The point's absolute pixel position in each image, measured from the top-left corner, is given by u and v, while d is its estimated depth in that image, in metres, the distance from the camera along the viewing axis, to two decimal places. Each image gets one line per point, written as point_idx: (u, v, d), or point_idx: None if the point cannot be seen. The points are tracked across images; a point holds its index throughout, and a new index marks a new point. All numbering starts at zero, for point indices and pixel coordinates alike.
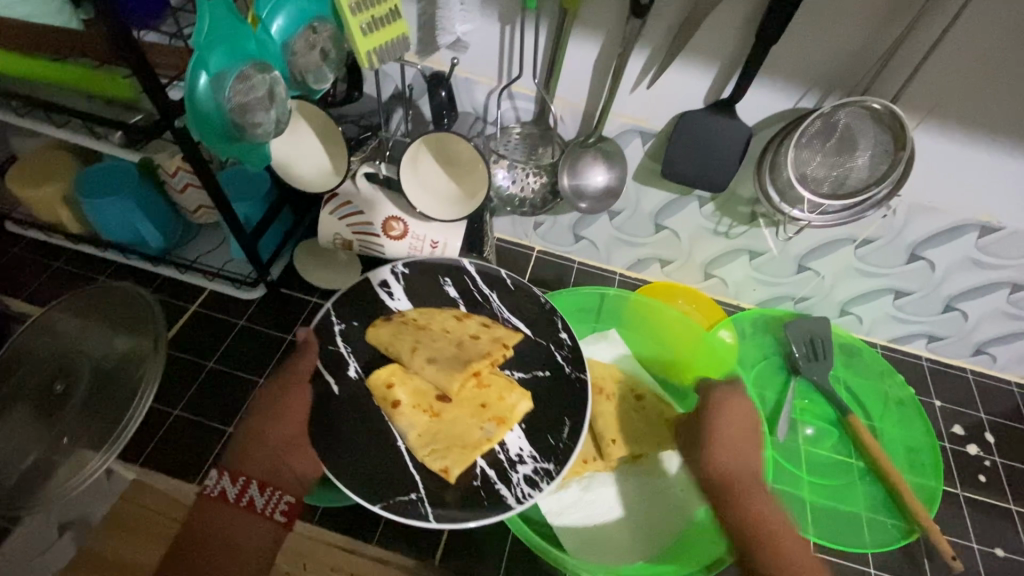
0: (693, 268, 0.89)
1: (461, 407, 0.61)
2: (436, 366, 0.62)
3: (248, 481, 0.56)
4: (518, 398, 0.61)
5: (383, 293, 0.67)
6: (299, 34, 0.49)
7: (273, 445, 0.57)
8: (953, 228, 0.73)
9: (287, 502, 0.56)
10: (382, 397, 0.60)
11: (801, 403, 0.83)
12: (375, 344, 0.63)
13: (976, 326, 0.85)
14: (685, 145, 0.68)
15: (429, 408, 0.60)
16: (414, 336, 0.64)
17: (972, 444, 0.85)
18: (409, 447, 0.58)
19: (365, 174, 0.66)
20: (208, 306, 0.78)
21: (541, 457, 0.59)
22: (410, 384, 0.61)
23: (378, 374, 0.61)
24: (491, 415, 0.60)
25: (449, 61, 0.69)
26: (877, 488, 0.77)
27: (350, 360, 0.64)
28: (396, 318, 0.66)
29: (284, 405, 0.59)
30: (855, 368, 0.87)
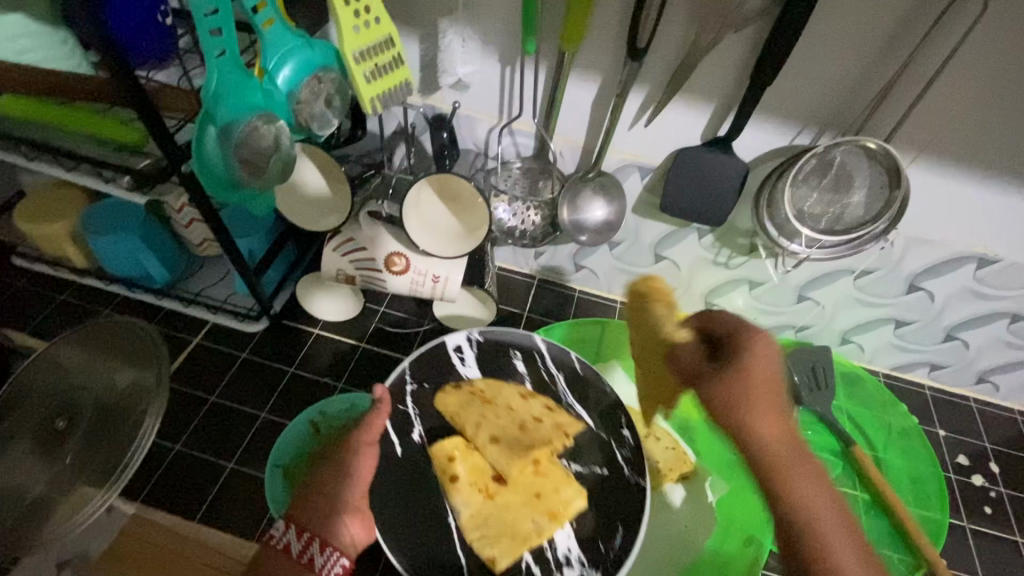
0: (694, 297, 0.89)
1: (517, 492, 0.61)
2: (498, 447, 0.62)
3: (311, 538, 0.49)
4: (574, 494, 0.60)
5: (455, 358, 0.69)
6: (305, 84, 0.51)
7: (339, 502, 0.53)
8: (952, 260, 0.73)
9: (343, 565, 0.49)
10: (441, 471, 0.60)
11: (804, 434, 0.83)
12: (440, 409, 0.65)
13: (977, 355, 0.85)
14: (684, 180, 0.69)
15: (485, 488, 0.61)
16: (481, 411, 0.64)
17: (977, 475, 0.84)
18: (460, 526, 0.59)
19: (368, 212, 0.67)
20: (211, 338, 0.79)
21: (589, 564, 0.58)
22: (470, 460, 0.62)
23: (442, 445, 0.61)
24: (544, 508, 0.59)
25: (451, 101, 0.70)
26: (883, 521, 0.76)
27: (415, 424, 0.64)
28: (465, 387, 0.66)
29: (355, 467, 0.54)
30: (856, 396, 0.87)
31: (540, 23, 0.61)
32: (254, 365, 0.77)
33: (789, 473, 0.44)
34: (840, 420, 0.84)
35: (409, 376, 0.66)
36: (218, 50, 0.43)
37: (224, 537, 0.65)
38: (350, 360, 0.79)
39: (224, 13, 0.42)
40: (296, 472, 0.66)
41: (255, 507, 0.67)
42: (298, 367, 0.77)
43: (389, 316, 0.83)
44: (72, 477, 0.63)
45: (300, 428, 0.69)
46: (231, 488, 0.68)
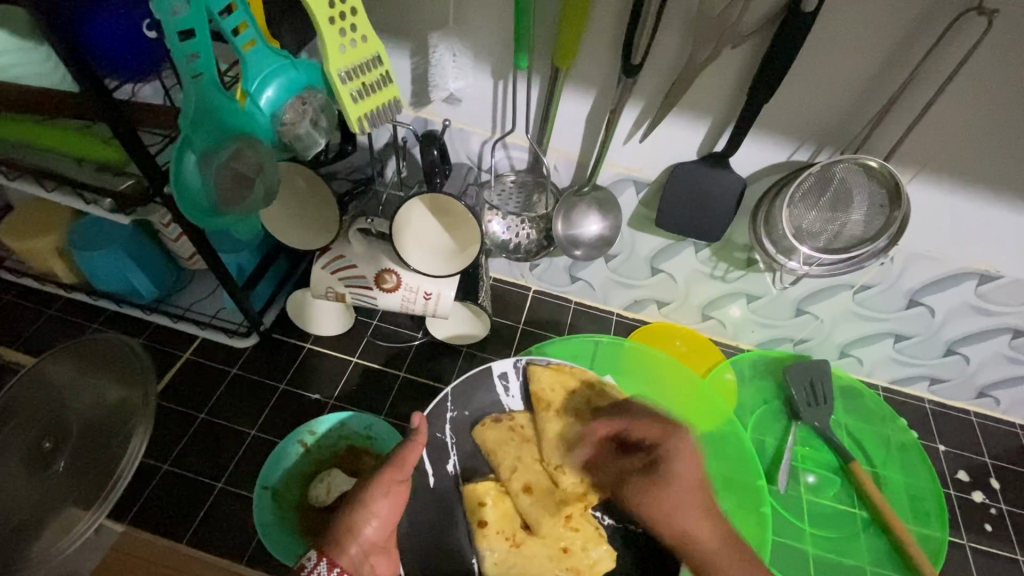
0: (691, 310, 0.88)
1: (544, 543, 0.59)
2: (530, 497, 0.61)
3: (342, 573, 0.50)
4: (603, 554, 0.59)
5: (499, 386, 0.68)
6: (289, 104, 0.49)
7: (365, 542, 0.52)
8: (952, 276, 0.72)
9: None
10: (470, 513, 0.60)
11: (801, 449, 0.82)
12: (477, 441, 0.64)
13: (977, 369, 0.84)
14: (681, 196, 0.68)
15: (511, 535, 0.60)
16: (517, 451, 0.63)
17: (978, 491, 0.83)
18: (484, 572, 0.59)
19: (358, 230, 0.66)
20: (201, 354, 0.78)
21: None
22: (501, 506, 0.61)
23: (474, 487, 0.61)
24: (569, 565, 0.58)
25: (443, 114, 0.69)
26: (881, 540, 0.75)
27: (451, 453, 0.64)
28: (504, 421, 0.65)
29: (384, 504, 0.54)
30: (855, 410, 0.85)
31: (533, 38, 0.60)
32: (245, 383, 0.76)
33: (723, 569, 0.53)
34: (837, 435, 0.83)
35: (450, 402, 0.65)
36: (194, 73, 0.42)
37: (214, 560, 0.64)
38: (341, 378, 0.77)
39: (198, 38, 0.41)
40: (285, 496, 0.66)
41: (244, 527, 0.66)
42: (288, 384, 0.76)
43: (382, 331, 0.82)
44: (58, 500, 0.62)
45: (289, 448, 0.68)
46: (220, 508, 0.67)
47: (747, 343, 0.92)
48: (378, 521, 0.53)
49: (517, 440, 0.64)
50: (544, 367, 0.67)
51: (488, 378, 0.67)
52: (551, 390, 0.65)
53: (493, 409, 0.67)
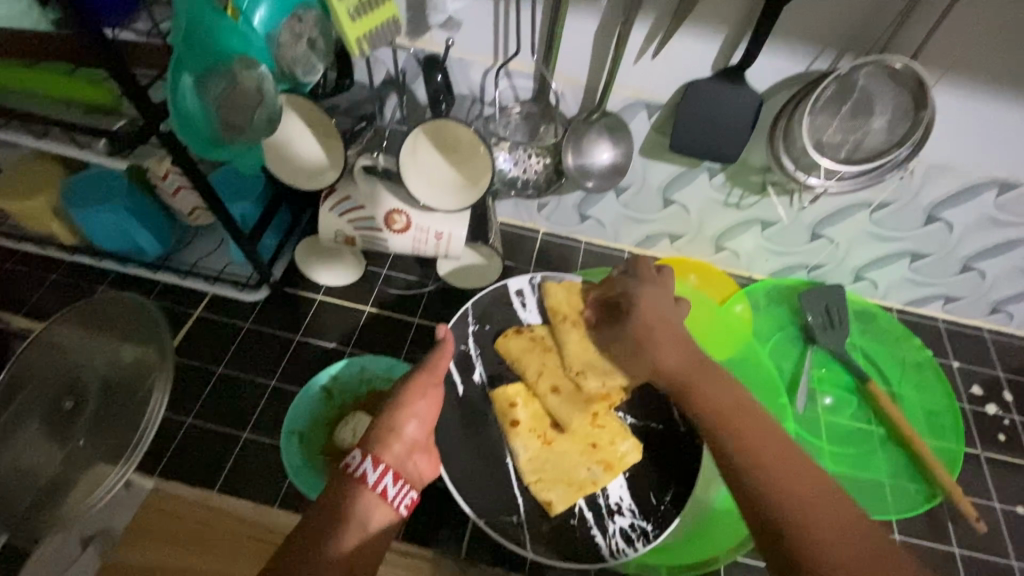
0: (705, 242, 0.87)
1: (576, 441, 0.63)
2: (558, 397, 0.64)
3: (387, 468, 0.51)
4: (629, 448, 0.62)
5: (519, 300, 0.71)
6: (283, 25, 0.51)
7: (408, 441, 0.55)
8: (973, 187, 0.70)
9: (411, 498, 0.51)
10: (502, 415, 0.63)
11: (819, 372, 0.82)
12: (500, 352, 0.67)
13: (993, 285, 0.84)
14: (696, 115, 0.65)
15: (543, 434, 0.63)
16: (541, 358, 0.66)
17: (992, 404, 0.84)
18: (519, 469, 0.62)
19: (363, 167, 0.64)
20: (212, 310, 0.77)
21: (640, 514, 0.61)
22: (531, 406, 0.64)
23: (504, 390, 0.64)
24: (599, 458, 0.62)
25: (442, 42, 0.65)
26: (898, 454, 0.76)
27: (476, 363, 0.67)
28: (526, 332, 0.68)
29: (422, 406, 0.56)
30: (869, 332, 0.86)
31: None
32: (261, 334, 0.75)
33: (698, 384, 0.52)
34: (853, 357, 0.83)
35: (472, 317, 0.69)
36: None
37: (250, 505, 0.65)
38: (356, 325, 0.77)
39: None
40: (313, 443, 0.66)
41: (273, 474, 0.67)
42: (304, 334, 0.76)
43: (393, 278, 0.81)
44: (86, 458, 0.62)
45: (310, 390, 0.69)
46: (248, 456, 0.68)
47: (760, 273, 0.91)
48: (416, 422, 0.56)
49: (539, 348, 0.67)
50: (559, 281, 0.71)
51: (506, 296, 0.71)
52: (564, 300, 0.69)
53: (513, 323, 0.69)
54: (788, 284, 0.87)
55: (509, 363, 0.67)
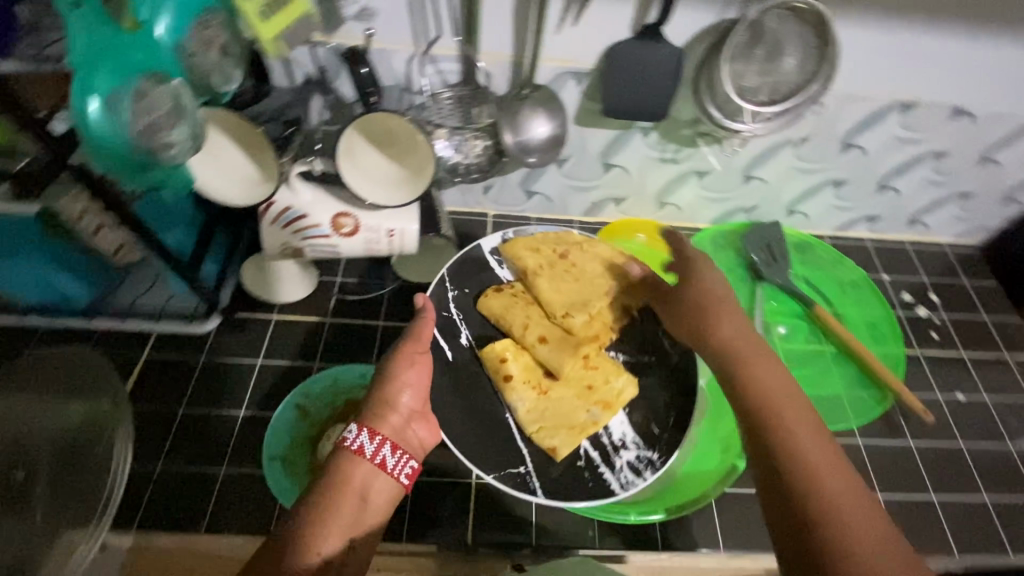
0: (648, 200, 0.90)
1: (570, 386, 0.66)
2: (547, 345, 0.68)
3: (383, 441, 0.54)
4: (625, 384, 0.65)
5: (493, 259, 0.74)
6: (192, 32, 0.48)
7: (405, 411, 0.58)
8: (879, 112, 0.76)
9: (411, 467, 0.56)
10: (495, 370, 0.65)
11: (771, 305, 0.88)
12: (483, 312, 0.69)
13: (908, 200, 0.91)
14: (622, 76, 0.67)
15: (537, 385, 0.66)
16: (526, 311, 0.69)
17: (921, 307, 0.93)
18: (519, 421, 0.63)
19: (300, 174, 0.62)
20: (162, 350, 0.73)
21: (644, 445, 0.63)
22: (521, 359, 0.66)
23: (493, 347, 0.66)
24: (597, 399, 0.65)
25: (360, 34, 0.63)
26: (849, 366, 0.83)
27: (461, 328, 0.69)
28: (506, 289, 0.71)
29: (414, 375, 0.59)
30: (808, 260, 0.92)
31: None
32: (219, 367, 0.72)
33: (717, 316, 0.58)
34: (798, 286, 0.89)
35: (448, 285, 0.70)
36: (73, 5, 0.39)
37: (241, 540, 0.62)
38: (317, 340, 0.75)
39: None
40: (296, 465, 0.64)
41: (257, 501, 0.64)
42: (265, 357, 0.73)
43: (349, 285, 0.79)
44: (50, 529, 0.57)
45: (286, 413, 0.67)
46: (230, 490, 0.65)
47: (703, 221, 0.95)
48: (410, 393, 0.58)
49: (520, 299, 0.70)
50: (527, 236, 0.75)
51: (479, 255, 0.73)
52: (533, 251, 0.73)
53: (491, 282, 0.72)
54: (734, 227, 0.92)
55: (494, 321, 0.69)
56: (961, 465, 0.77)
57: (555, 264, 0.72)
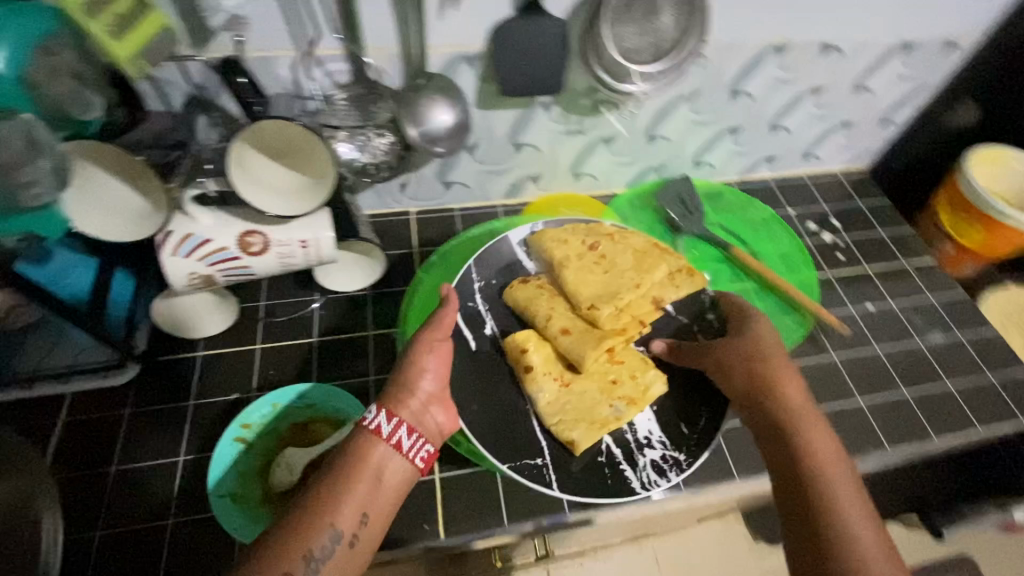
0: (564, 173, 0.91)
1: (593, 382, 0.70)
2: (569, 337, 0.72)
3: (400, 423, 0.57)
4: (653, 380, 0.69)
5: (518, 250, 0.78)
6: (35, 60, 0.46)
7: (423, 394, 0.61)
8: (758, 57, 0.80)
9: (428, 451, 0.58)
10: (516, 360, 0.68)
11: (693, 254, 0.92)
12: (507, 301, 0.74)
13: (798, 136, 0.98)
14: (513, 54, 0.67)
15: (559, 377, 0.69)
16: (549, 302, 0.73)
17: (826, 233, 1.00)
18: (539, 413, 0.66)
19: (193, 198, 0.58)
20: (79, 411, 0.68)
21: (669, 446, 0.66)
22: (542, 350, 0.70)
23: (515, 338, 0.69)
24: (621, 396, 0.68)
25: (233, 45, 0.60)
26: (771, 298, 0.88)
27: (485, 320, 0.73)
28: (532, 281, 0.75)
29: (437, 351, 0.63)
30: (722, 208, 0.97)
31: None
32: (152, 416, 0.68)
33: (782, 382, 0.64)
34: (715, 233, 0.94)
35: (474, 275, 0.74)
36: None
37: None
38: (251, 368, 0.72)
39: None
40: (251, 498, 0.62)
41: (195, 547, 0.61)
42: (198, 396, 0.69)
43: (277, 308, 0.77)
44: None
45: (228, 449, 0.63)
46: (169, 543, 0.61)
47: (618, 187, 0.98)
48: (430, 376, 0.62)
49: (545, 290, 0.75)
50: (555, 227, 0.79)
51: (508, 246, 0.78)
52: (561, 242, 0.77)
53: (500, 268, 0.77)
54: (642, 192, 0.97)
55: (520, 310, 0.73)
56: (881, 368, 0.84)
57: (582, 255, 0.77)
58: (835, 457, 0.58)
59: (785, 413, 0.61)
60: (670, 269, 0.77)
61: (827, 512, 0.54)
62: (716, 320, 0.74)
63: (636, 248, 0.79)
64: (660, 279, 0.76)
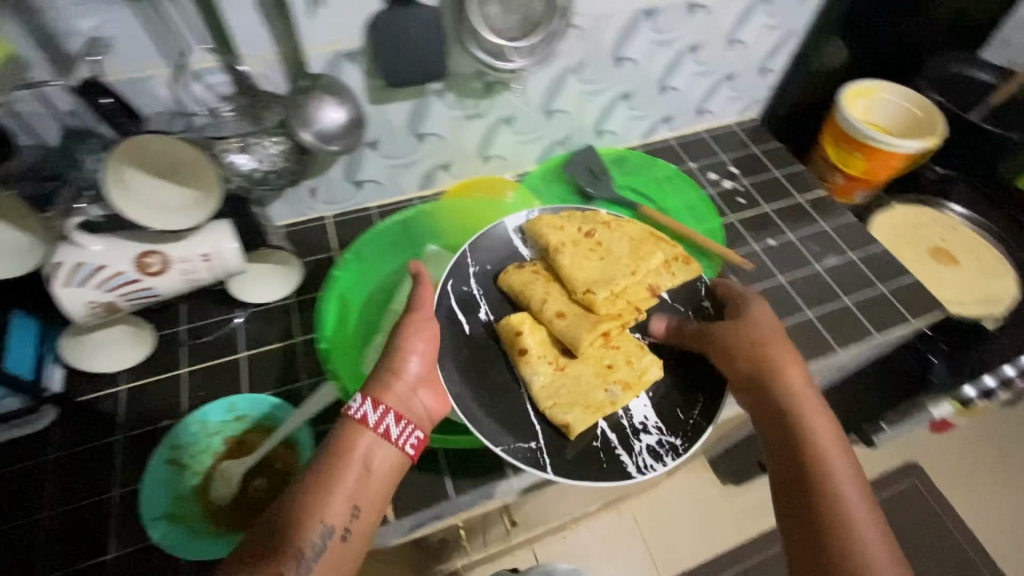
0: (473, 157, 0.94)
1: (586, 367, 0.74)
2: (563, 321, 0.76)
3: (387, 410, 0.60)
4: (648, 365, 0.72)
5: (515, 236, 0.84)
6: None
7: (409, 377, 0.64)
8: (633, 21, 0.85)
9: (416, 437, 0.61)
10: (511, 343, 0.72)
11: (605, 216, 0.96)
12: (501, 286, 0.78)
13: (688, 94, 1.04)
14: (387, 43, 0.69)
15: (555, 361, 0.74)
16: (545, 288, 0.78)
17: (728, 181, 1.07)
18: (534, 397, 0.70)
19: (79, 227, 0.58)
20: (2, 464, 0.65)
21: (666, 432, 0.69)
22: (537, 334, 0.74)
23: (512, 322, 0.74)
24: (615, 380, 0.72)
25: (98, 70, 0.60)
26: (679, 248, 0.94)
27: (479, 304, 0.76)
28: (528, 268, 0.80)
29: (424, 330, 0.67)
30: (626, 168, 1.02)
31: None
32: (86, 453, 0.66)
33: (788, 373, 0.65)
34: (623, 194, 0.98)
35: (471, 259, 0.78)
36: None
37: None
38: (180, 393, 0.71)
39: None
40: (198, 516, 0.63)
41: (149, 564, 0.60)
42: (127, 428, 0.68)
43: (200, 329, 0.76)
44: None
45: (160, 472, 0.64)
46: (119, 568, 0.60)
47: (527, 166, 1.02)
48: (418, 358, 0.65)
49: (542, 277, 0.79)
50: (550, 214, 0.83)
51: (505, 231, 0.83)
52: (557, 229, 0.81)
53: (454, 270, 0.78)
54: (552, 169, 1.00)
55: (517, 293, 0.78)
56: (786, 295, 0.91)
57: (577, 242, 0.81)
58: (835, 444, 0.60)
59: (795, 409, 0.63)
60: (664, 259, 0.82)
61: (835, 512, 0.56)
62: (711, 309, 0.78)
63: (628, 237, 0.84)
64: (654, 266, 0.81)
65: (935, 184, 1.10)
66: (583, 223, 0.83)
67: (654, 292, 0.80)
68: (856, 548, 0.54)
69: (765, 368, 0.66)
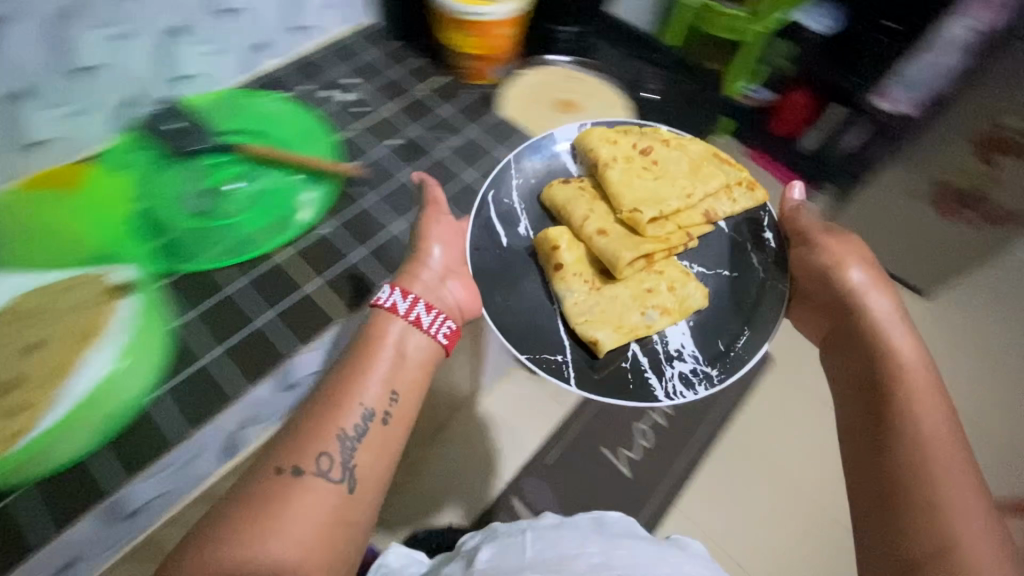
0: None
1: (623, 289, 0.62)
2: (605, 237, 0.62)
3: (418, 298, 0.51)
4: (691, 289, 0.59)
5: (566, 154, 0.68)
6: None
7: (436, 267, 0.55)
8: None
9: (450, 328, 0.52)
10: (546, 257, 0.60)
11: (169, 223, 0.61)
12: (545, 200, 0.64)
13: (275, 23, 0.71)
14: None
15: (591, 281, 0.61)
16: (588, 205, 0.64)
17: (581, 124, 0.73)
18: (563, 313, 0.58)
19: None
20: None
21: (702, 360, 0.56)
22: (574, 250, 0.61)
23: (548, 234, 0.61)
24: (653, 304, 0.59)
25: None
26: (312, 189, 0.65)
27: (521, 218, 0.63)
28: (573, 182, 0.65)
29: (441, 231, 0.57)
30: (233, 117, 0.69)
31: None
32: None
33: (916, 394, 0.48)
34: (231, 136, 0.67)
35: (514, 169, 0.64)
36: None
37: None
38: None
39: None
40: None
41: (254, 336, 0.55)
42: None
43: None
44: None
45: None
46: (171, 427, 0.50)
47: (105, 139, 0.64)
48: (441, 249, 0.56)
49: (591, 200, 0.64)
50: (606, 128, 0.67)
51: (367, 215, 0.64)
52: (610, 142, 0.65)
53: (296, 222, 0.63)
54: (214, 98, 0.70)
55: (554, 212, 0.64)
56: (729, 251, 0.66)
57: (631, 160, 0.65)
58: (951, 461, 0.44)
59: (895, 370, 0.50)
60: (725, 182, 0.65)
61: (897, 424, 0.46)
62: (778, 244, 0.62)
63: (691, 157, 0.68)
64: (712, 189, 0.65)
65: (574, 43, 0.84)
66: (639, 138, 0.67)
67: (713, 219, 0.63)
68: (902, 459, 0.45)
69: (830, 280, 0.57)
